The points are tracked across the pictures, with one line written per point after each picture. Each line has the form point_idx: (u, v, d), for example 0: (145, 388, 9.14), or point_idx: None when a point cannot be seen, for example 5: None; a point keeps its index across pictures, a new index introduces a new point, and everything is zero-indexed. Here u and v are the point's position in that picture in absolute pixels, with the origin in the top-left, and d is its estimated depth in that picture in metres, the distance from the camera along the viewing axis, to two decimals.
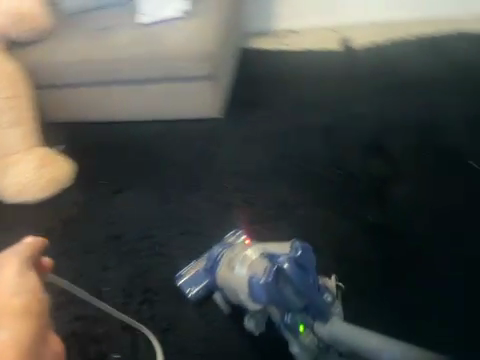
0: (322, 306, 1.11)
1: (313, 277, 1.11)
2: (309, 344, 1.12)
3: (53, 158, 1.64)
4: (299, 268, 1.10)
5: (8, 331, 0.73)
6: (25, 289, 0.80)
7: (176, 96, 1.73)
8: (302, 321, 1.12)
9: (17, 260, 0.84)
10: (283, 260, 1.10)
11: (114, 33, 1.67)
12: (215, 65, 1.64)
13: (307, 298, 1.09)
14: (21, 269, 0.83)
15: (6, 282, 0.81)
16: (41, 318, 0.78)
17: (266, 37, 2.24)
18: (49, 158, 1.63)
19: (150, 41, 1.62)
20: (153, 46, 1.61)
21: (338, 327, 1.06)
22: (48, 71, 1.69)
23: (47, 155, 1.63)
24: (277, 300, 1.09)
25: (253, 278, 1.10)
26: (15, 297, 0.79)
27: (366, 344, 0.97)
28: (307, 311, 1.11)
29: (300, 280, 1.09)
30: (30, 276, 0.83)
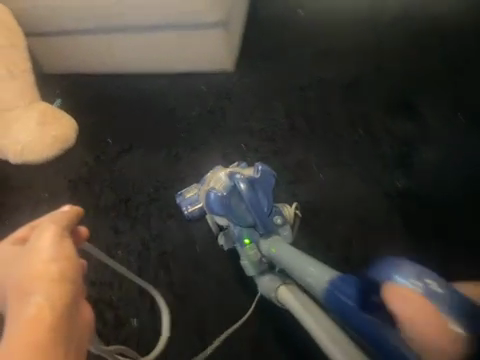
0: (269, 226, 1.26)
1: (265, 203, 1.26)
2: (254, 258, 1.26)
3: (55, 113, 1.51)
4: (253, 193, 1.26)
5: (41, 296, 0.63)
6: (63, 257, 0.68)
7: (185, 45, 1.57)
8: (248, 237, 1.27)
9: (55, 223, 0.74)
10: (240, 181, 1.27)
11: None
12: (227, 8, 1.46)
13: (256, 215, 1.25)
14: (62, 232, 0.73)
15: (41, 246, 0.69)
16: (76, 274, 0.68)
17: None
18: (51, 114, 1.50)
19: None
20: None
21: (284, 251, 1.10)
22: (38, 18, 1.52)
23: (49, 110, 1.49)
24: (229, 213, 1.26)
25: (211, 191, 1.28)
26: (49, 262, 0.67)
27: (294, 261, 1.01)
28: (255, 227, 1.26)
29: (252, 199, 1.25)
30: (70, 243, 0.71)
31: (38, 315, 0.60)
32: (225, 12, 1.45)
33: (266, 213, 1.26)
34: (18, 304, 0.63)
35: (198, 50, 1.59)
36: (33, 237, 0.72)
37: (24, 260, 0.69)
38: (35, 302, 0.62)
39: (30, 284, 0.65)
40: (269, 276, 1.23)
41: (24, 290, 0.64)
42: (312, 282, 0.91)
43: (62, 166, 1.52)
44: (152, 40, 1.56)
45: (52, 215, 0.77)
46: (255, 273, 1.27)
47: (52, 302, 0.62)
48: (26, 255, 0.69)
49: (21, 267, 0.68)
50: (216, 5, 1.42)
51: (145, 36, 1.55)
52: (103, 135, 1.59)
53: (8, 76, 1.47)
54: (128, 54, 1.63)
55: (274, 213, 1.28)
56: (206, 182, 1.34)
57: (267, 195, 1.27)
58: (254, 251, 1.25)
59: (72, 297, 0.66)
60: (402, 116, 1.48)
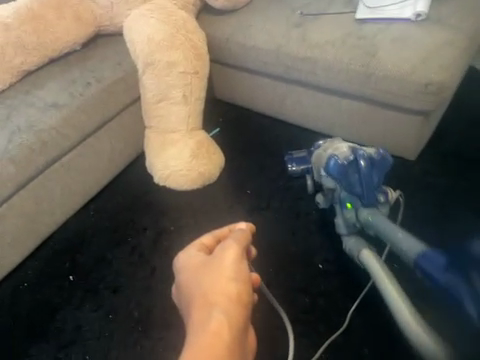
0: (373, 199, 1.21)
1: (377, 179, 1.20)
2: (350, 220, 1.23)
3: (210, 148, 1.48)
4: (372, 171, 1.19)
5: (221, 311, 0.84)
6: (242, 279, 0.92)
7: (369, 121, 1.35)
8: (350, 202, 1.23)
9: (228, 255, 0.95)
10: (362, 157, 1.18)
11: (320, 23, 1.35)
12: (441, 100, 1.18)
13: (366, 190, 1.19)
14: (237, 259, 0.95)
15: (226, 263, 0.94)
16: (247, 297, 0.90)
17: None
18: (206, 147, 1.47)
19: (363, 46, 1.24)
20: (365, 53, 1.22)
21: (383, 222, 1.14)
22: (230, 48, 1.47)
23: (205, 144, 1.47)
24: (342, 180, 1.19)
25: (333, 156, 1.19)
26: (231, 282, 0.91)
27: (395, 230, 1.10)
28: (359, 198, 1.21)
29: (367, 175, 1.18)
30: (243, 269, 0.94)
31: (219, 326, 0.81)
32: (437, 105, 1.18)
33: (375, 188, 1.20)
34: (203, 309, 0.87)
35: (382, 129, 1.34)
36: (218, 256, 0.96)
37: (211, 278, 0.93)
38: (214, 320, 0.82)
39: (214, 297, 0.89)
40: (355, 238, 1.23)
41: (211, 299, 0.89)
42: (403, 245, 1.05)
43: (197, 202, 1.46)
44: (336, 104, 1.38)
45: (235, 232, 1.03)
46: (343, 232, 1.26)
47: (232, 317, 0.84)
48: (212, 268, 0.94)
49: (208, 279, 0.93)
50: (430, 95, 1.15)
51: (331, 100, 1.38)
52: (246, 183, 1.50)
53: (181, 100, 1.44)
54: (302, 109, 1.48)
55: (379, 190, 1.22)
56: (324, 149, 1.27)
57: (381, 174, 1.20)
58: (351, 214, 1.23)
59: (244, 317, 0.87)
60: None
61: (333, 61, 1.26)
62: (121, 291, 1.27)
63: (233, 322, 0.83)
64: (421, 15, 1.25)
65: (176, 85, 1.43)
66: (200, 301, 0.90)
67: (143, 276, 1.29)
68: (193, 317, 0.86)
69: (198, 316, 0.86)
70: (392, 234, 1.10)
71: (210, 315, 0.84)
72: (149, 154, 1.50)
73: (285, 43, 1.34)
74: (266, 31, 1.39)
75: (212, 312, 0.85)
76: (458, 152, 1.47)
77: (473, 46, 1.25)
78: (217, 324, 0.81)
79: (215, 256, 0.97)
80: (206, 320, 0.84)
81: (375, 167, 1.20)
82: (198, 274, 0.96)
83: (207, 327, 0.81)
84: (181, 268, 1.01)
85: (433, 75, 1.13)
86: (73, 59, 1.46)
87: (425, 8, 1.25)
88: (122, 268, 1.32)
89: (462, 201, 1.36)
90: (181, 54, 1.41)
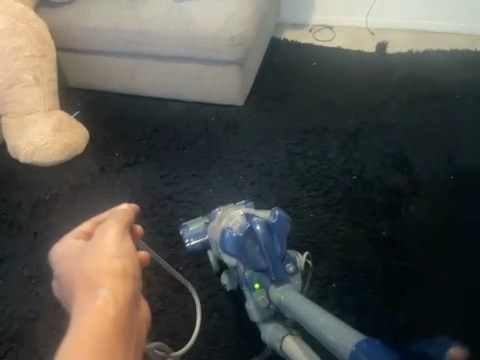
0: (281, 272, 1.14)
1: (280, 246, 1.13)
2: (262, 303, 1.14)
3: (73, 122, 1.63)
4: (268, 236, 1.13)
5: (107, 289, 0.74)
6: (125, 254, 0.81)
7: (203, 78, 1.69)
8: (258, 281, 1.15)
9: (111, 230, 0.85)
10: (257, 222, 1.15)
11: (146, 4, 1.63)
12: (247, 50, 1.59)
13: (268, 260, 1.13)
14: (120, 233, 0.85)
15: (106, 241, 0.83)
16: (133, 270, 0.80)
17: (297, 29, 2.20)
18: (68, 122, 1.61)
19: (182, 16, 1.57)
20: (185, 22, 1.56)
21: (293, 298, 1.00)
22: (73, 33, 1.65)
23: (66, 119, 1.61)
24: (241, 253, 1.14)
25: (227, 229, 1.16)
26: (112, 260, 0.80)
27: (319, 313, 0.86)
28: (266, 273, 1.14)
29: (266, 243, 1.12)
30: (127, 243, 0.83)
31: (105, 303, 0.72)
32: (244, 54, 1.58)
33: (279, 257, 1.14)
34: (86, 294, 0.75)
35: (214, 83, 1.70)
36: (95, 240, 0.85)
37: (89, 258, 0.81)
38: (100, 295, 0.73)
39: (96, 276, 0.77)
40: (273, 324, 1.12)
41: (94, 281, 0.77)
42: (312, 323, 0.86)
43: (69, 172, 1.57)
44: (174, 69, 1.69)
45: (114, 212, 0.90)
46: (259, 319, 1.16)
47: (120, 293, 0.75)
48: (93, 249, 0.82)
49: (88, 261, 0.80)
50: (238, 47, 1.55)
51: (170, 66, 1.68)
52: (113, 149, 1.68)
53: (33, 82, 1.56)
54: (149, 79, 1.75)
55: (286, 259, 1.15)
56: (217, 219, 1.23)
57: (283, 241, 1.14)
58: (262, 295, 1.13)
59: (132, 294, 0.77)
60: (398, 170, 1.49)
61: (160, 30, 1.57)
62: (8, 260, 1.33)
63: (120, 298, 0.74)
64: None
65: (25, 68, 1.54)
66: (82, 285, 0.78)
67: (27, 241, 1.37)
68: (77, 305, 0.75)
69: (81, 302, 0.75)
70: (317, 317, 0.85)
71: (95, 296, 0.74)
72: (10, 137, 1.56)
73: (121, 22, 1.59)
74: (102, 14, 1.62)
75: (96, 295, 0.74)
76: (275, 91, 1.84)
77: (263, 13, 1.69)
78: (105, 304, 0.71)
79: (92, 240, 0.85)
80: (89, 302, 0.73)
81: (273, 234, 1.14)
82: (70, 264, 0.84)
83: (94, 308, 0.71)
84: (58, 262, 0.86)
85: (235, 32, 1.53)
86: None
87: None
88: (4, 240, 1.38)
89: (283, 123, 1.71)
90: (24, 40, 1.53)
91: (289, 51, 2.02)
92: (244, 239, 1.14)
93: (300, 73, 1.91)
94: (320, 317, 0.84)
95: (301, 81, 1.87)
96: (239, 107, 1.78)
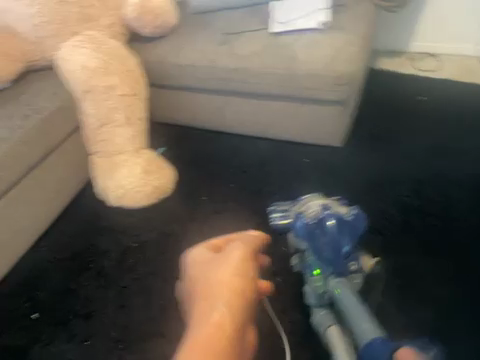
0: (342, 267, 1.16)
1: (348, 244, 1.13)
2: (317, 289, 1.17)
3: (160, 163, 1.54)
4: (339, 234, 1.13)
5: (224, 305, 0.99)
6: (246, 276, 1.05)
7: (299, 117, 1.53)
8: (318, 268, 1.17)
9: (235, 253, 1.09)
10: (330, 218, 1.12)
11: (242, 40, 1.53)
12: (353, 89, 1.41)
13: (333, 255, 1.14)
14: (243, 257, 1.08)
15: (232, 257, 1.08)
16: (248, 291, 1.03)
17: (395, 58, 1.99)
18: (155, 163, 1.53)
19: (283, 52, 1.44)
20: (285, 59, 1.42)
21: (348, 298, 1.08)
22: (164, 69, 1.58)
23: (154, 159, 1.53)
24: (308, 243, 1.14)
25: (302, 215, 1.14)
26: (234, 277, 1.04)
27: (352, 304, 1.07)
28: (328, 263, 1.16)
29: (335, 240, 1.12)
30: (248, 265, 1.07)
31: (220, 319, 0.96)
32: (351, 93, 1.41)
33: (344, 254, 1.14)
34: (209, 305, 1.01)
35: (311, 123, 1.54)
36: (225, 253, 1.11)
37: (216, 270, 1.07)
38: (217, 309, 0.98)
39: (216, 292, 1.03)
40: (325, 310, 1.16)
41: (215, 291, 1.03)
42: (355, 326, 1.02)
43: (155, 216, 1.49)
44: (268, 107, 1.55)
45: (243, 235, 1.19)
46: (313, 302, 1.19)
47: (233, 306, 0.99)
48: (219, 265, 1.08)
49: (214, 274, 1.06)
50: (344, 86, 1.37)
51: (263, 104, 1.55)
52: (199, 190, 1.57)
53: (125, 122, 1.50)
54: (238, 116, 1.63)
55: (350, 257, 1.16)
56: (299, 204, 1.21)
57: (353, 240, 1.14)
58: (320, 283, 1.16)
59: (244, 313, 1.00)
60: None
61: (257, 66, 1.44)
62: (94, 317, 1.25)
63: (231, 315, 0.97)
64: (324, 24, 1.49)
65: (117, 107, 1.48)
66: (206, 293, 1.04)
67: (114, 296, 1.28)
68: (199, 309, 1.02)
69: (202, 307, 1.02)
70: (351, 308, 1.06)
71: (214, 308, 0.99)
72: (98, 178, 1.51)
73: (216, 60, 1.49)
74: (196, 52, 1.53)
75: (215, 306, 0.99)
76: (377, 130, 1.64)
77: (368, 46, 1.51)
78: (220, 316, 0.96)
79: (222, 253, 1.12)
80: (211, 312, 0.99)
81: (344, 230, 1.13)
82: (201, 270, 1.11)
83: (210, 319, 0.97)
84: (190, 264, 1.16)
85: (342, 70, 1.35)
86: (6, 96, 1.45)
87: (327, 18, 1.49)
88: (90, 293, 1.30)
89: (388, 169, 1.51)
90: (117, 79, 1.47)
91: (388, 84, 1.82)
92: (316, 227, 1.12)
93: (403, 111, 1.70)
94: (353, 308, 1.06)
95: (405, 121, 1.67)
96: (335, 147, 1.60)
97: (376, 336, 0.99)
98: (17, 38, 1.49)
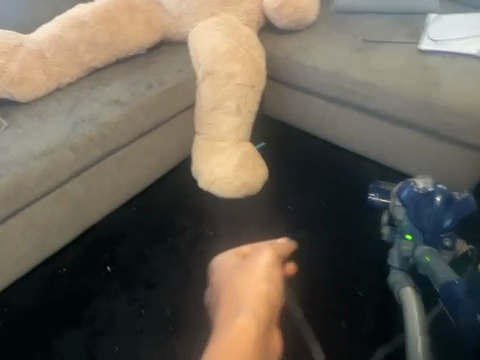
0: (436, 241, 1.12)
1: (450, 220, 1.10)
2: (404, 252, 1.13)
3: (256, 161, 1.51)
4: (444, 208, 1.10)
5: (248, 312, 0.96)
6: (271, 283, 1.05)
7: (421, 151, 1.34)
8: (410, 235, 1.15)
9: (261, 260, 1.09)
10: (440, 191, 1.10)
11: (383, 50, 1.37)
12: None
13: (433, 227, 1.11)
14: (268, 265, 1.08)
15: (258, 264, 1.08)
16: (274, 299, 1.02)
17: None
18: (252, 158, 1.50)
19: (428, 75, 1.24)
20: (428, 84, 1.23)
21: (437, 262, 1.03)
22: (288, 65, 1.50)
23: (252, 155, 1.50)
24: (410, 209, 1.13)
25: (410, 182, 1.14)
26: (261, 284, 1.03)
27: (439, 262, 1.03)
28: (423, 233, 1.13)
29: (439, 212, 1.10)
30: (277, 271, 1.08)
31: (246, 323, 0.93)
32: None
33: (443, 229, 1.11)
34: (235, 308, 1.00)
35: (433, 163, 1.33)
36: (253, 257, 1.11)
37: (244, 280, 1.05)
38: (239, 322, 0.94)
39: (238, 299, 1.02)
40: (404, 272, 1.12)
41: (237, 301, 1.02)
42: (437, 273, 1.00)
43: (237, 212, 1.48)
44: (388, 131, 1.38)
45: (273, 244, 1.16)
46: (394, 266, 1.16)
47: (263, 314, 0.97)
48: (242, 276, 1.07)
49: (239, 278, 1.07)
50: None
51: (383, 127, 1.39)
52: (287, 199, 1.51)
53: (234, 111, 1.49)
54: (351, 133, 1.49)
55: (447, 233, 1.12)
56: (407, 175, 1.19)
57: (457, 218, 1.10)
58: (408, 248, 1.13)
59: (268, 320, 0.98)
60: None
61: (389, 83, 1.28)
62: (156, 289, 1.30)
63: (259, 323, 0.95)
64: None
65: (231, 95, 1.47)
66: (228, 298, 1.05)
67: (178, 277, 1.32)
68: (222, 313, 1.02)
69: (228, 306, 1.03)
70: (439, 265, 1.02)
71: (237, 313, 0.98)
72: (195, 157, 1.53)
73: (348, 67, 1.36)
74: (329, 54, 1.42)
75: (240, 310, 0.98)
76: None
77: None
78: (244, 322, 0.93)
79: (249, 258, 1.12)
80: (230, 326, 0.94)
81: (450, 205, 1.10)
82: (229, 272, 1.11)
83: (236, 322, 0.94)
84: (214, 270, 1.17)
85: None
86: (137, 61, 1.55)
87: None
88: (158, 264, 1.36)
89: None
90: (240, 67, 1.46)
91: None
92: (421, 195, 1.11)
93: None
94: (442, 264, 1.02)
95: None
96: None
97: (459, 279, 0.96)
98: (161, 8, 1.57)
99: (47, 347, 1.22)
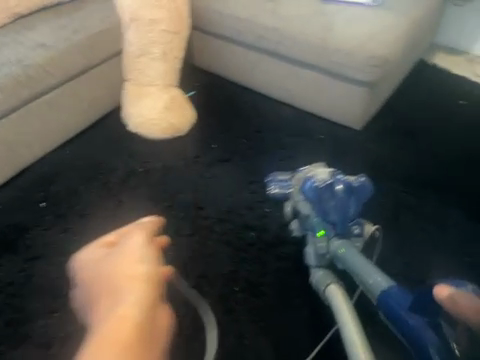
0: (345, 231, 1.20)
1: (352, 208, 1.20)
2: (319, 249, 1.20)
3: (184, 105, 1.64)
4: (345, 197, 1.19)
5: (130, 295, 0.75)
6: (141, 260, 0.83)
7: (324, 90, 1.53)
8: (322, 229, 1.20)
9: (133, 238, 0.88)
10: (339, 182, 1.19)
11: (292, 1, 1.52)
12: (385, 73, 1.37)
13: (340, 217, 1.19)
14: (143, 244, 0.87)
15: (129, 247, 0.86)
16: (157, 276, 0.80)
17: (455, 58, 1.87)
18: (179, 103, 1.62)
19: (325, 21, 1.42)
20: (324, 29, 1.40)
21: (354, 257, 1.12)
22: (209, 14, 1.62)
23: (179, 99, 1.62)
24: (315, 203, 1.20)
25: (310, 178, 1.21)
26: (137, 262, 0.82)
27: (365, 266, 1.08)
28: (333, 225, 1.20)
29: (343, 201, 1.19)
30: (153, 249, 0.87)
31: (125, 312, 0.71)
32: (381, 76, 1.36)
33: (349, 217, 1.20)
34: (109, 302, 0.76)
35: (334, 102, 1.54)
36: (118, 248, 0.87)
37: (108, 263, 0.84)
38: (123, 303, 0.73)
39: (115, 287, 0.78)
40: (323, 270, 1.19)
41: (118, 290, 0.77)
42: (369, 279, 1.05)
43: (164, 151, 1.59)
44: (298, 74, 1.56)
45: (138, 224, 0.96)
46: (313, 263, 1.23)
47: (145, 300, 0.74)
48: (110, 259, 0.84)
49: (105, 267, 0.83)
50: (376, 67, 1.33)
51: (293, 70, 1.56)
52: (212, 139, 1.64)
53: (160, 57, 1.59)
54: (268, 77, 1.66)
55: (353, 219, 1.22)
56: (303, 171, 1.28)
57: (357, 204, 1.21)
58: (322, 244, 1.19)
59: (152, 297, 0.76)
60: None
61: (295, 28, 1.44)
62: (89, 218, 1.41)
63: (146, 302, 0.74)
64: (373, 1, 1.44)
65: (157, 42, 1.56)
66: (102, 290, 0.80)
67: (110, 208, 1.43)
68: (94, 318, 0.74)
69: (102, 306, 0.76)
70: (367, 270, 1.07)
71: (116, 304, 0.74)
72: (126, 102, 1.63)
73: (260, 16, 1.50)
74: (244, 4, 1.55)
75: (122, 299, 0.75)
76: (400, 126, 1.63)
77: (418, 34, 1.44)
78: (127, 309, 0.72)
79: (115, 249, 0.87)
80: (108, 316, 0.71)
81: (351, 194, 1.20)
82: (92, 266, 0.86)
83: (117, 311, 0.72)
84: (76, 269, 0.90)
85: (375, 51, 1.32)
86: (64, 9, 1.59)
87: None
88: (92, 199, 1.46)
89: (393, 170, 1.50)
90: (162, 14, 1.54)
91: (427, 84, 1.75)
92: (324, 190, 1.19)
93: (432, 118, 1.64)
94: (370, 270, 1.07)
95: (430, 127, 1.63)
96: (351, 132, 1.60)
97: (387, 282, 1.02)
98: None
99: None
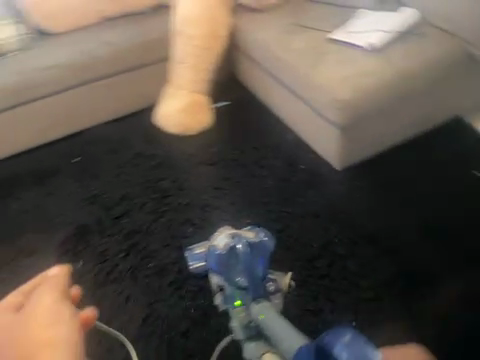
0: (261, 290, 1.12)
1: (260, 266, 1.12)
2: (244, 320, 1.09)
3: (201, 110, 1.92)
4: (250, 257, 1.11)
5: None
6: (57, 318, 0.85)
7: (310, 123, 1.58)
8: (239, 298, 1.12)
9: (45, 297, 0.88)
10: (239, 241, 1.11)
11: (302, 36, 1.63)
12: (354, 118, 1.38)
13: (252, 281, 1.11)
14: (61, 296, 0.90)
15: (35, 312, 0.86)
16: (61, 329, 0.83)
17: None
18: (195, 106, 1.92)
19: (315, 58, 1.51)
20: (313, 65, 1.48)
21: (274, 321, 0.98)
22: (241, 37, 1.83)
23: (197, 104, 1.92)
24: (224, 272, 1.13)
25: (212, 245, 1.13)
26: (56, 314, 0.85)
27: (284, 327, 0.95)
28: (247, 290, 1.11)
29: (248, 260, 1.10)
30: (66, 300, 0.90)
31: None
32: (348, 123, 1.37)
33: (261, 279, 1.13)
34: None
35: (317, 134, 1.56)
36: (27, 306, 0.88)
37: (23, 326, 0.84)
38: None
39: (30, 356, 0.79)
40: (254, 342, 1.03)
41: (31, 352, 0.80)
42: (287, 344, 0.91)
43: (172, 144, 1.89)
44: (294, 103, 1.65)
45: (48, 277, 0.94)
46: (243, 337, 1.08)
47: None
48: (23, 320, 0.85)
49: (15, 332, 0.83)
50: (340, 110, 1.37)
51: (291, 99, 1.66)
52: (211, 144, 1.86)
53: (191, 66, 1.90)
54: (275, 101, 1.78)
55: (266, 278, 1.14)
56: (214, 236, 1.21)
57: (266, 260, 1.12)
58: (244, 315, 1.09)
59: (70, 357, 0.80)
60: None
61: (291, 60, 1.55)
62: (94, 176, 1.82)
63: None
64: (372, 46, 1.45)
65: (191, 54, 1.88)
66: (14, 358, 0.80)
67: (109, 174, 1.81)
68: None
69: None
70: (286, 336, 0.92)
71: None
72: (160, 98, 2.02)
73: (270, 44, 1.66)
74: (263, 30, 1.73)
75: None
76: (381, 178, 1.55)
77: (403, 86, 1.42)
78: None
79: (23, 310, 0.88)
80: None
81: (258, 252, 1.12)
82: None
83: None
84: None
85: (338, 95, 1.38)
86: (138, 17, 2.03)
87: (376, 41, 1.44)
88: (104, 163, 1.87)
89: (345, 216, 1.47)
90: (199, 31, 1.85)
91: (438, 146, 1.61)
92: (226, 252, 1.11)
93: (422, 177, 1.54)
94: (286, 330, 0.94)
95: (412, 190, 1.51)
96: (327, 169, 1.61)
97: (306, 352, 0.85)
98: None
99: (16, 189, 1.81)
